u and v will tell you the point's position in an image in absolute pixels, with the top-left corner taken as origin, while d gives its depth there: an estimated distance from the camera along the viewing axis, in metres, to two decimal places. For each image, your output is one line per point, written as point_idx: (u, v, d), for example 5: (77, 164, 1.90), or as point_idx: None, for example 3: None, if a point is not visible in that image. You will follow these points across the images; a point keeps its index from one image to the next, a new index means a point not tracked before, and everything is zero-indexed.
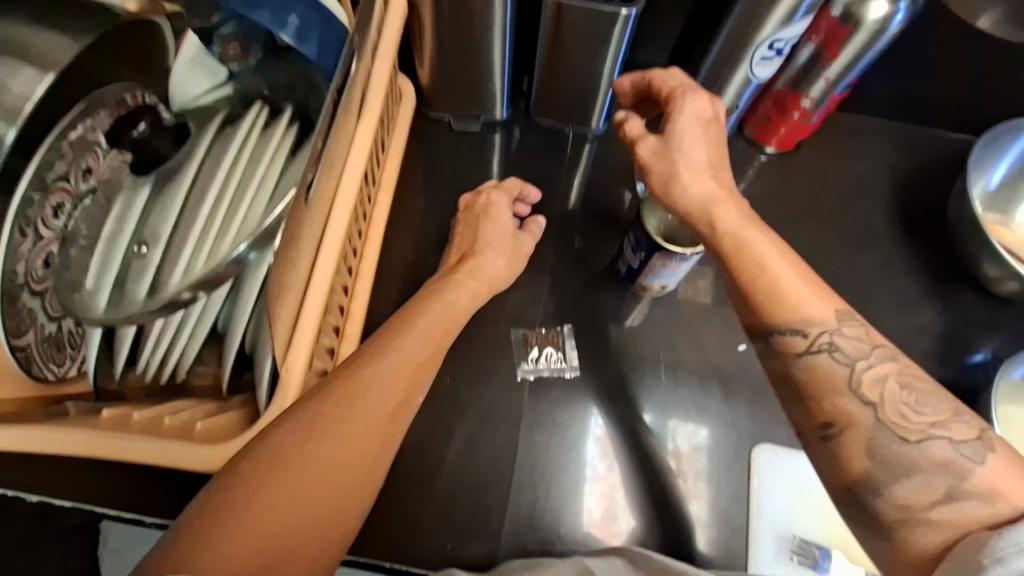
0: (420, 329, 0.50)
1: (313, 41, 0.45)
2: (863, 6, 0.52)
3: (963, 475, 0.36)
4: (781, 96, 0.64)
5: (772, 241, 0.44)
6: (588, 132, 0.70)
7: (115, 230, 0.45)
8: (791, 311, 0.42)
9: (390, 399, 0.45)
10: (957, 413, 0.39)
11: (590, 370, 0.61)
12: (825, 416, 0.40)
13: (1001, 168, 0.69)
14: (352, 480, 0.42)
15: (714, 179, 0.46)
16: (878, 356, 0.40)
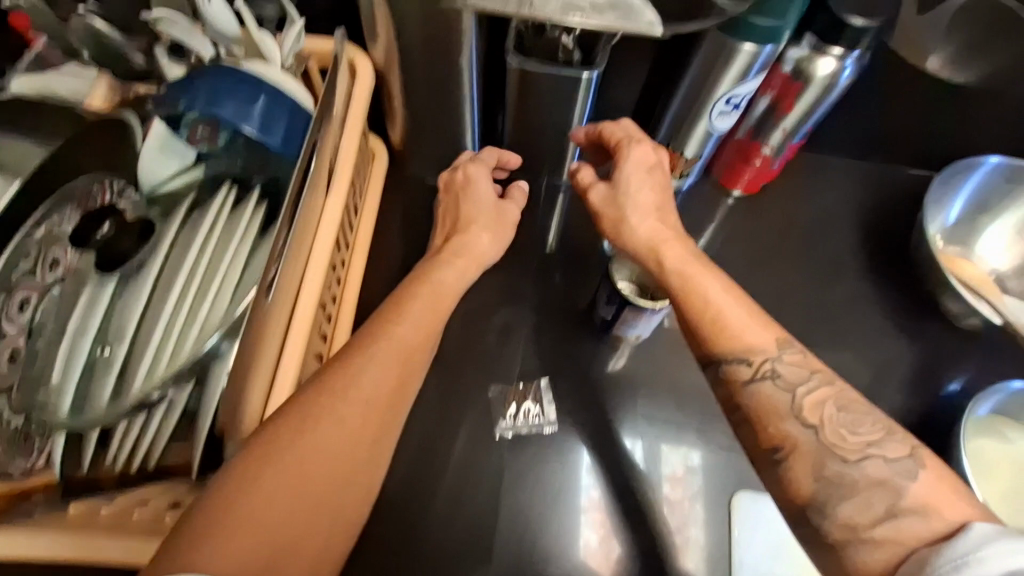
0: (414, 310, 0.49)
1: (277, 132, 0.44)
2: (812, 64, 0.54)
3: (899, 493, 0.39)
4: (743, 144, 0.67)
5: (716, 277, 0.47)
6: (560, 183, 0.71)
7: (81, 326, 0.43)
8: (735, 339, 0.45)
9: (386, 382, 0.45)
10: (890, 431, 0.41)
11: (568, 424, 0.60)
12: (772, 440, 0.43)
13: (959, 203, 0.71)
14: (354, 462, 0.42)
15: (660, 220, 0.51)
16: (816, 380, 0.44)
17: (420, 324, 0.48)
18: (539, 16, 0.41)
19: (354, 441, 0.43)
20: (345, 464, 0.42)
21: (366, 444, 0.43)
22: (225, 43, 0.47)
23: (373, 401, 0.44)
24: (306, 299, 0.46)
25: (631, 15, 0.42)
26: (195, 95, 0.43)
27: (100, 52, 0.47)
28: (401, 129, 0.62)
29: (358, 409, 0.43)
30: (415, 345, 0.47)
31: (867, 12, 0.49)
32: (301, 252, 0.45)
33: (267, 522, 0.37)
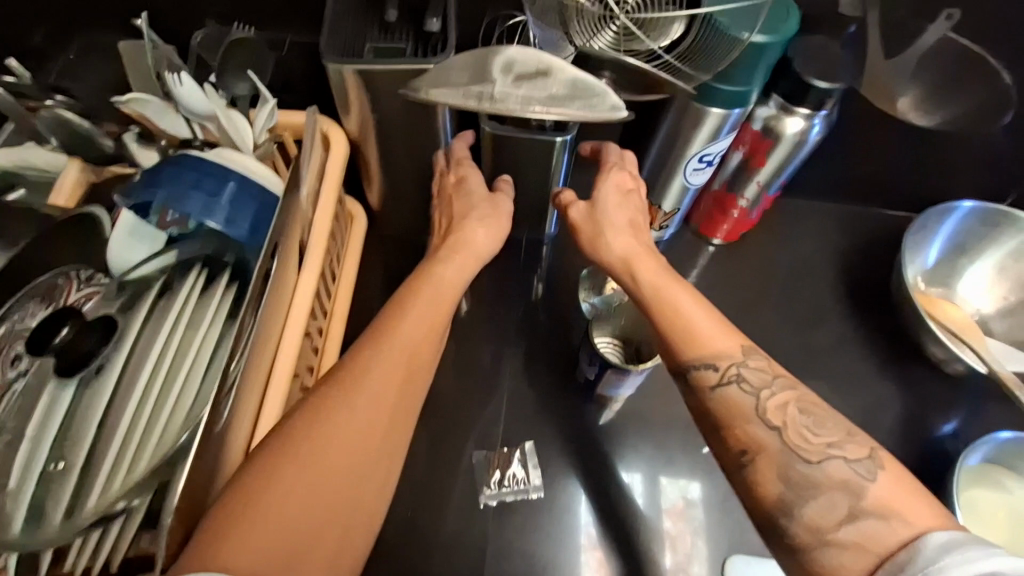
0: (417, 304, 0.47)
1: (247, 219, 0.42)
2: (780, 122, 0.55)
3: (860, 493, 0.40)
4: (719, 196, 0.68)
5: (689, 291, 0.48)
6: (542, 237, 0.71)
7: (37, 431, 0.38)
8: (702, 347, 0.46)
9: (393, 374, 0.44)
10: (851, 434, 0.42)
11: (555, 489, 0.58)
12: (740, 444, 0.43)
13: (936, 246, 0.70)
14: (368, 455, 0.42)
15: (636, 240, 0.52)
16: (780, 384, 0.44)
17: (424, 321, 0.46)
18: (501, 113, 0.42)
19: (363, 443, 0.42)
20: (357, 466, 0.41)
21: (380, 437, 0.43)
22: (198, 119, 0.46)
23: (381, 402, 0.43)
24: (280, 370, 0.44)
25: (595, 103, 0.42)
26: (160, 187, 0.40)
27: (70, 139, 0.47)
28: (379, 191, 0.62)
29: (365, 411, 0.42)
30: (421, 343, 0.46)
31: (830, 75, 0.51)
32: (270, 335, 0.43)
33: (275, 528, 0.37)
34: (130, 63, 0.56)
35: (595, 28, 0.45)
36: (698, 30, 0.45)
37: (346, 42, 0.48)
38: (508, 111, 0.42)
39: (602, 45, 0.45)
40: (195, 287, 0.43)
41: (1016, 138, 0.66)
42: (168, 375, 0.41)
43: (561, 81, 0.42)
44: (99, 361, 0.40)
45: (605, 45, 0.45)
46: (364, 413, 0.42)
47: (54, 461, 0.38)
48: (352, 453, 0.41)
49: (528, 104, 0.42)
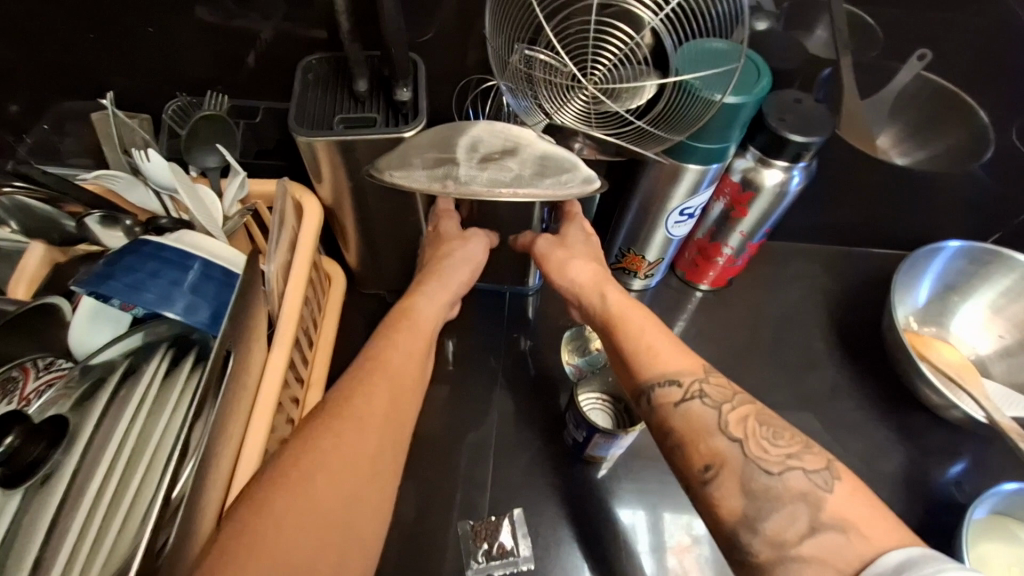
0: (399, 343, 0.48)
1: (208, 301, 0.40)
2: (759, 175, 0.55)
3: (818, 505, 0.38)
4: (702, 245, 0.67)
5: (647, 315, 0.49)
6: (526, 289, 0.70)
7: None
8: (661, 365, 0.46)
9: (378, 406, 0.43)
10: (807, 445, 0.41)
11: (546, 558, 0.55)
12: (704, 458, 0.41)
13: (925, 286, 0.70)
14: (356, 486, 0.40)
15: (596, 263, 0.54)
16: (739, 400, 0.43)
17: (407, 347, 0.48)
18: (471, 193, 0.43)
19: (360, 461, 0.40)
20: (356, 487, 0.39)
21: (368, 467, 0.41)
22: (166, 192, 0.46)
23: (374, 421, 0.42)
24: (256, 434, 0.42)
25: (564, 181, 0.44)
26: (117, 281, 0.37)
27: (31, 221, 0.45)
28: (357, 252, 0.61)
29: (359, 430, 0.41)
30: (407, 366, 0.47)
31: (806, 130, 0.51)
32: (235, 423, 0.40)
33: (271, 556, 0.34)
34: (100, 130, 0.56)
35: (565, 101, 0.47)
36: (668, 96, 0.45)
37: (315, 117, 0.48)
38: (478, 188, 0.43)
39: (571, 118, 0.47)
40: (159, 372, 0.39)
41: (997, 177, 0.66)
42: (130, 468, 0.36)
43: (528, 162, 0.44)
44: (47, 468, 0.34)
45: (574, 117, 0.48)
46: (358, 431, 0.41)
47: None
48: (340, 484, 0.39)
49: (497, 182, 0.43)
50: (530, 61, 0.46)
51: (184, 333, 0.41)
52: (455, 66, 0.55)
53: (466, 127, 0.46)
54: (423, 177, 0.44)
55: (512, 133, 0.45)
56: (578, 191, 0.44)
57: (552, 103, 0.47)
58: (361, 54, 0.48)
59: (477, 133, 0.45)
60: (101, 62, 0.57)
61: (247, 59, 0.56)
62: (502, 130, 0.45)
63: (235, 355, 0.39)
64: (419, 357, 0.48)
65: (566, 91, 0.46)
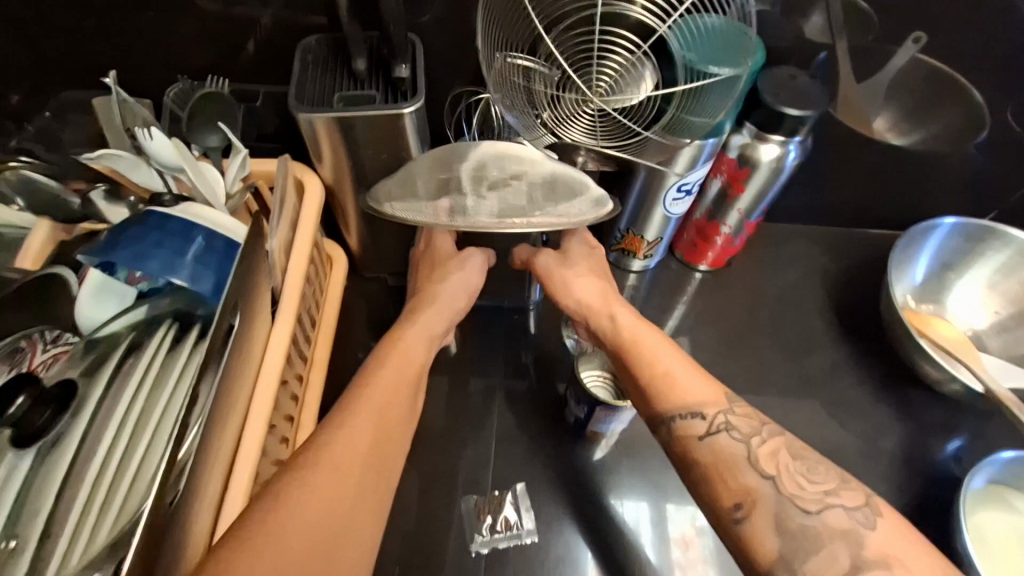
0: (388, 375, 0.47)
1: (211, 272, 0.40)
2: (755, 151, 0.55)
3: (860, 543, 0.36)
4: (701, 225, 0.68)
5: (660, 335, 0.47)
6: (527, 303, 0.69)
7: None
8: (681, 397, 0.43)
9: (362, 444, 0.43)
10: (844, 480, 0.40)
11: (547, 531, 0.55)
12: (733, 496, 0.39)
13: (923, 264, 0.70)
14: (336, 528, 0.39)
15: (602, 280, 0.52)
16: (768, 430, 0.42)
17: (397, 378, 0.47)
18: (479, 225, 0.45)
19: (341, 501, 0.40)
20: (335, 529, 0.39)
21: (348, 509, 0.40)
22: (170, 172, 0.46)
23: (358, 461, 0.42)
24: (254, 428, 0.41)
25: (570, 207, 0.46)
26: (123, 250, 0.39)
27: (36, 200, 0.45)
28: (358, 236, 0.61)
29: (345, 470, 0.41)
30: (397, 399, 0.46)
31: (800, 103, 0.51)
32: (236, 405, 0.40)
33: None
34: (104, 119, 0.56)
35: (568, 116, 0.49)
36: (675, 103, 0.48)
37: (315, 96, 0.48)
38: (490, 219, 0.45)
39: (578, 134, 0.49)
40: (164, 341, 0.40)
41: (992, 156, 0.67)
42: (139, 429, 0.37)
43: (537, 187, 0.47)
44: (56, 432, 0.35)
45: (579, 133, 0.50)
46: (339, 470, 0.41)
47: (4, 539, 0.31)
48: (321, 526, 0.38)
49: (507, 211, 0.46)
50: (518, 68, 0.48)
51: (189, 309, 0.42)
52: (455, 46, 0.55)
53: (474, 152, 0.48)
54: (435, 208, 0.46)
55: (521, 156, 0.47)
56: (586, 219, 0.46)
57: (553, 115, 0.49)
58: (360, 34, 0.48)
59: (487, 156, 0.47)
60: (102, 50, 0.57)
61: (247, 46, 0.57)
62: (508, 153, 0.47)
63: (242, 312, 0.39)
64: (407, 389, 0.48)
65: (567, 104, 0.48)
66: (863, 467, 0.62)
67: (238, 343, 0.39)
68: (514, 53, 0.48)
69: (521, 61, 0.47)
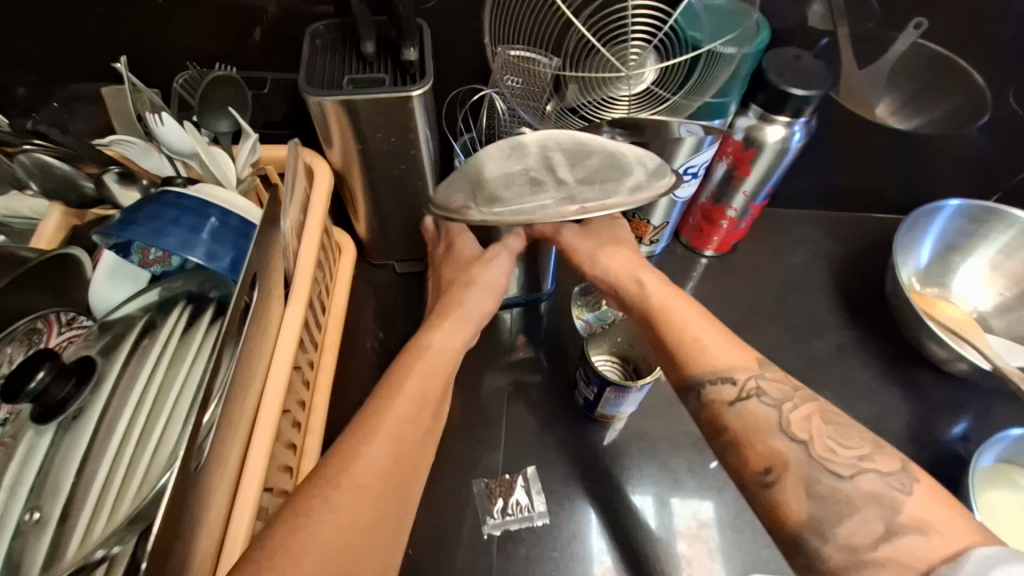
0: (412, 386, 0.46)
1: (226, 252, 0.41)
2: (761, 132, 0.56)
3: (895, 508, 0.36)
4: (707, 209, 0.68)
5: (689, 303, 0.47)
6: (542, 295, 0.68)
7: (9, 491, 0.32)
8: (712, 360, 0.43)
9: (385, 462, 0.41)
10: (878, 445, 0.39)
11: (559, 512, 0.55)
12: (763, 461, 0.39)
13: (927, 247, 0.70)
14: (357, 552, 0.37)
15: (631, 252, 0.52)
16: (800, 397, 0.41)
17: (420, 393, 0.46)
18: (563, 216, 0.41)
19: (362, 524, 0.38)
20: (356, 552, 0.37)
21: (369, 531, 0.39)
22: (180, 158, 0.47)
23: (380, 479, 0.41)
24: (265, 419, 0.41)
25: (651, 184, 0.42)
26: (139, 227, 0.38)
27: (49, 182, 0.45)
28: (367, 224, 0.62)
29: (365, 493, 0.39)
30: (421, 417, 0.45)
31: (806, 83, 0.52)
32: (251, 387, 0.40)
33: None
34: (112, 107, 0.57)
35: (603, 97, 0.48)
36: (701, 64, 0.47)
37: (324, 79, 0.49)
38: (571, 208, 0.41)
39: (620, 112, 0.48)
40: (178, 324, 0.40)
41: (995, 139, 0.67)
42: (159, 402, 0.37)
43: (606, 165, 0.42)
44: (77, 406, 0.35)
45: (623, 113, 0.48)
46: (361, 489, 0.39)
47: (27, 511, 0.32)
48: (341, 549, 0.37)
49: (585, 196, 0.42)
50: (517, 59, 0.48)
51: (202, 290, 0.42)
52: (462, 30, 0.55)
53: (527, 141, 0.41)
54: (506, 205, 0.41)
55: (577, 137, 0.42)
56: (666, 183, 0.42)
57: (586, 97, 0.48)
58: (368, 18, 0.49)
59: (541, 144, 0.41)
60: (109, 39, 0.57)
61: (253, 34, 0.57)
62: (572, 138, 0.42)
63: (260, 281, 0.39)
64: (431, 399, 0.46)
65: (594, 85, 0.47)
66: None
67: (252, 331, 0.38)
68: (510, 46, 0.49)
69: (518, 52, 0.49)
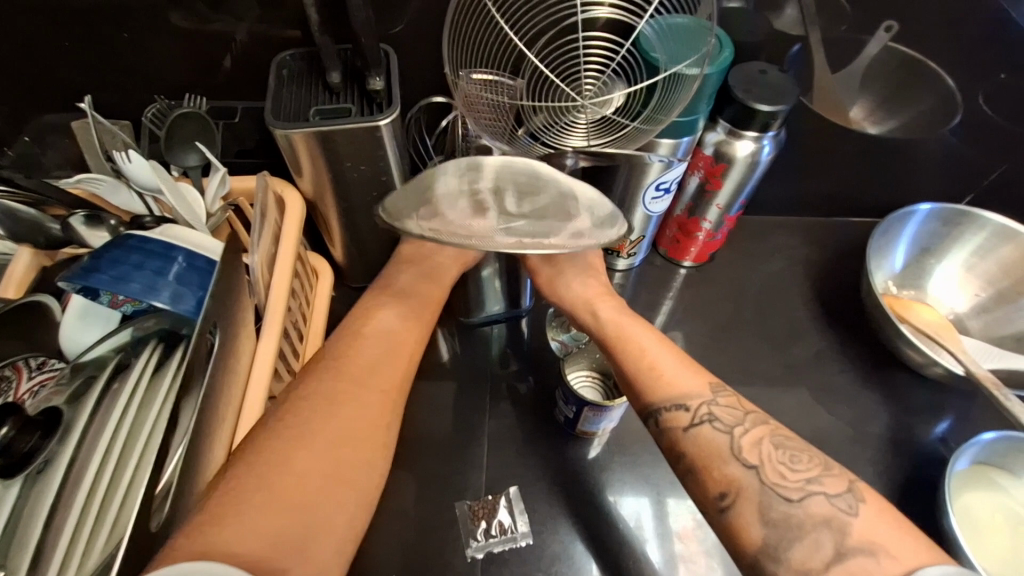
0: (397, 306, 0.51)
1: (190, 297, 0.40)
2: (731, 147, 0.56)
3: (844, 530, 0.36)
4: (683, 221, 0.68)
5: (651, 330, 0.48)
6: (521, 312, 0.69)
7: None
8: (668, 386, 0.44)
9: (381, 377, 0.46)
10: (827, 467, 0.40)
11: (539, 532, 0.56)
12: (719, 486, 0.40)
13: (901, 250, 0.71)
14: (358, 457, 0.42)
15: (595, 279, 0.53)
16: (751, 421, 0.42)
17: (403, 319, 0.50)
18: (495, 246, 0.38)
19: (363, 432, 0.43)
20: (355, 453, 0.42)
21: (367, 435, 0.43)
22: (150, 193, 0.47)
23: (373, 391, 0.45)
24: (245, 427, 0.43)
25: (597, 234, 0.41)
26: (103, 274, 0.38)
27: (15, 226, 0.45)
28: (344, 250, 0.62)
29: (356, 405, 0.44)
30: (405, 337, 0.49)
31: (772, 100, 0.52)
32: (222, 426, 0.40)
33: (270, 530, 0.36)
34: (82, 139, 0.57)
35: (564, 121, 0.49)
36: (658, 88, 0.47)
37: (291, 111, 0.49)
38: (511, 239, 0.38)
39: (580, 138, 0.50)
40: (149, 364, 0.40)
41: (966, 142, 0.68)
42: (127, 448, 0.37)
43: (557, 204, 0.42)
44: (43, 458, 0.35)
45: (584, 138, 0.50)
46: (357, 402, 0.44)
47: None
48: (345, 450, 0.41)
49: (528, 230, 0.40)
50: (480, 82, 0.49)
51: (174, 327, 0.42)
52: (430, 53, 0.55)
53: (488, 168, 0.43)
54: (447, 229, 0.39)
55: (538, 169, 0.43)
56: (611, 239, 0.42)
57: (548, 123, 0.49)
58: (333, 47, 0.49)
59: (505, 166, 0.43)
60: (79, 71, 0.57)
61: (223, 62, 0.57)
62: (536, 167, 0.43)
63: (222, 326, 0.40)
64: (414, 314, 0.51)
65: (558, 109, 0.49)
66: (852, 453, 0.63)
67: (217, 370, 0.39)
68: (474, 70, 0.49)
69: (482, 74, 0.49)
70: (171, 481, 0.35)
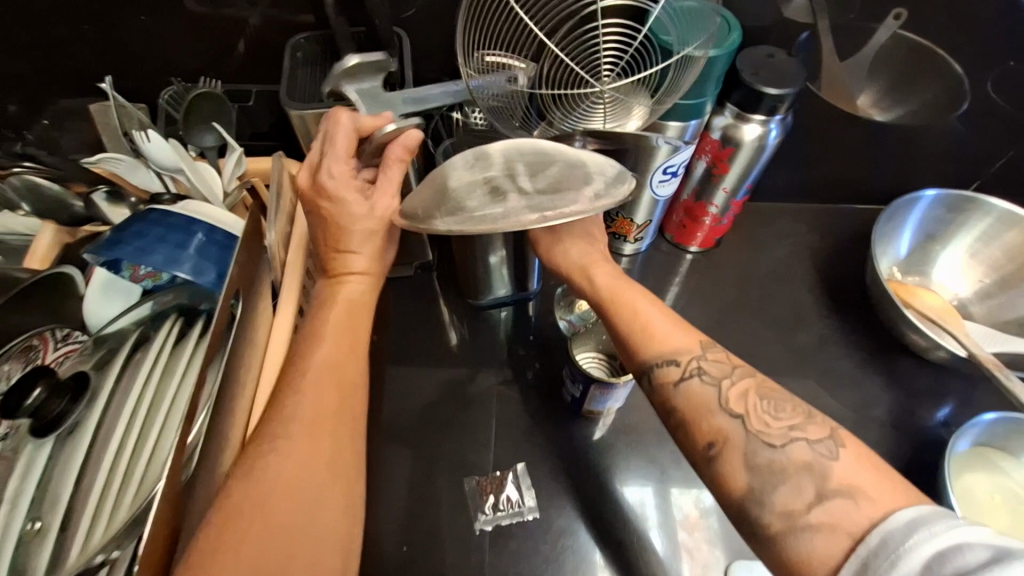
0: (336, 327, 0.44)
1: (211, 269, 0.42)
2: (738, 130, 0.57)
3: (825, 475, 0.37)
4: (689, 206, 0.69)
5: (649, 296, 0.48)
6: (528, 295, 0.71)
7: (16, 495, 0.34)
8: (660, 344, 0.45)
9: (326, 408, 0.40)
10: (810, 416, 0.40)
11: (545, 504, 0.57)
12: (706, 437, 0.41)
13: (907, 236, 0.71)
14: (318, 498, 0.38)
15: (594, 249, 0.53)
16: (739, 374, 0.43)
17: (344, 341, 0.44)
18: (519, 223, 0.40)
19: (319, 471, 0.38)
20: (316, 494, 0.38)
21: (323, 474, 0.38)
22: (167, 172, 0.48)
23: (321, 425, 0.40)
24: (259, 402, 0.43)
25: (610, 192, 0.43)
26: (125, 246, 0.40)
27: (40, 203, 0.48)
28: None
29: (302, 444, 0.38)
30: (343, 365, 0.43)
31: (779, 82, 0.52)
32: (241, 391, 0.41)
33: None
34: (100, 122, 0.58)
35: (581, 107, 0.50)
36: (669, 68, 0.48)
37: (305, 93, 0.50)
38: (532, 215, 0.40)
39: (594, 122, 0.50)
40: (170, 335, 0.42)
41: (974, 129, 0.68)
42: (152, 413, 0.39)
43: (569, 173, 0.43)
44: (73, 420, 0.37)
45: (601, 119, 0.51)
46: (306, 440, 0.39)
47: (30, 521, 0.33)
48: (300, 496, 0.37)
49: (548, 203, 0.41)
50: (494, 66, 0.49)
51: (193, 302, 0.44)
52: (440, 35, 0.56)
53: (495, 148, 0.43)
54: (467, 217, 0.41)
55: (542, 146, 0.43)
56: (627, 190, 0.43)
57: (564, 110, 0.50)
58: (347, 30, 0.49)
59: (506, 151, 0.43)
60: (95, 55, 0.58)
61: (237, 47, 0.58)
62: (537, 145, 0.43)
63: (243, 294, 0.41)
64: (355, 331, 0.45)
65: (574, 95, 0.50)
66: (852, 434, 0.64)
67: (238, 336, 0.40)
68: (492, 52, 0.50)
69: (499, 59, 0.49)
70: (197, 441, 0.37)
